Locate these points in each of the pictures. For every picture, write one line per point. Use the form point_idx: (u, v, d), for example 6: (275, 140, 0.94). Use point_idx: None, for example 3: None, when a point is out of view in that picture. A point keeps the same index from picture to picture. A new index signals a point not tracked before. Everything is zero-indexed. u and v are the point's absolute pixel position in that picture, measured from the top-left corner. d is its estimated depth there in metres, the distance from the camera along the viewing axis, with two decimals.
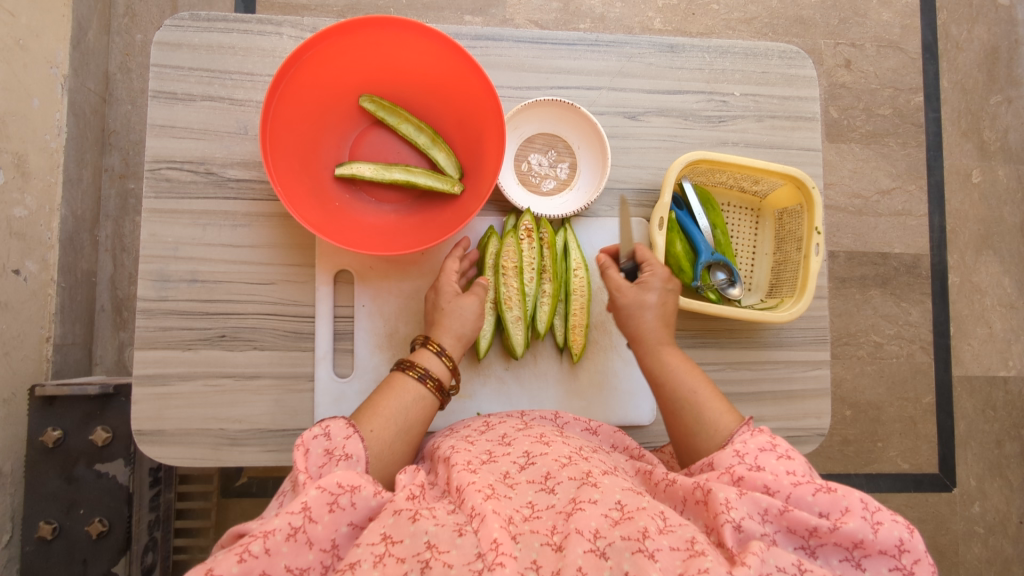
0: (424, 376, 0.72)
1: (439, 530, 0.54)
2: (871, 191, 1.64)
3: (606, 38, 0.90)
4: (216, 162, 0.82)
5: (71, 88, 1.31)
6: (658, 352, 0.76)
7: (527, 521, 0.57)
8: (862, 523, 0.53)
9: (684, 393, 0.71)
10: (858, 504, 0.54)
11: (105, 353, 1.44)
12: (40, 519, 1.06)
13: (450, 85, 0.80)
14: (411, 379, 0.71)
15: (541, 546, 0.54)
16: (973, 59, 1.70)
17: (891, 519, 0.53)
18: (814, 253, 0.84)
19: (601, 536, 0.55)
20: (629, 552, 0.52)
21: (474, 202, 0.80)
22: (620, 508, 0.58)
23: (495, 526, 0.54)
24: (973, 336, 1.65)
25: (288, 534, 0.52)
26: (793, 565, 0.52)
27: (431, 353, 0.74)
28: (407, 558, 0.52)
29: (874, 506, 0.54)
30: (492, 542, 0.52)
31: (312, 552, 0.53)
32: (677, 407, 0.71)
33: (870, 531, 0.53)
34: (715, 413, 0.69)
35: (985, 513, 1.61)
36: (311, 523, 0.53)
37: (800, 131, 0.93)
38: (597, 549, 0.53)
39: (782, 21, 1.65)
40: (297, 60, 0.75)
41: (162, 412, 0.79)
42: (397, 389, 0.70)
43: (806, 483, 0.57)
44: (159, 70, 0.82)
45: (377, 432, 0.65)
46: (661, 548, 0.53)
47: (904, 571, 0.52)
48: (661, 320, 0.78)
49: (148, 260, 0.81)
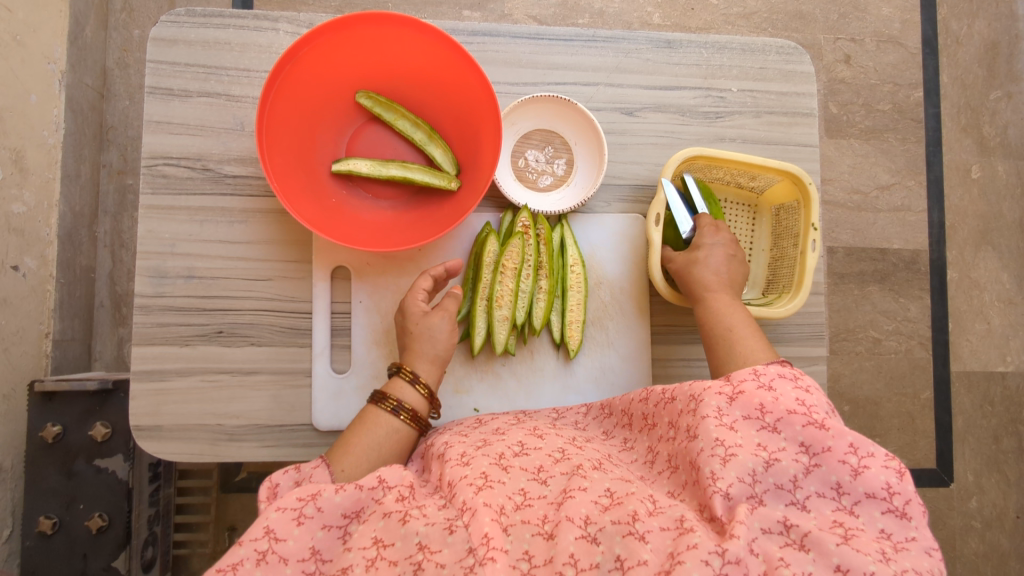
0: (398, 408, 0.72)
1: (430, 530, 0.56)
2: (870, 187, 1.64)
3: (603, 33, 0.89)
4: (213, 159, 0.82)
5: (69, 84, 1.31)
6: (708, 292, 0.80)
7: (519, 510, 0.58)
8: (841, 467, 0.56)
9: (724, 330, 0.76)
10: (845, 448, 0.57)
11: (104, 349, 1.45)
12: (40, 514, 1.06)
13: (447, 80, 0.80)
14: (383, 413, 0.72)
15: (532, 536, 0.56)
16: (974, 54, 1.70)
17: (879, 465, 0.55)
18: (810, 249, 0.84)
19: (592, 522, 0.56)
20: (620, 536, 0.54)
21: (471, 197, 0.79)
22: (610, 494, 0.59)
23: (486, 520, 0.55)
24: (972, 331, 1.65)
25: (257, 561, 0.55)
26: (780, 525, 0.54)
27: (404, 382, 0.74)
28: (400, 560, 0.55)
29: (864, 450, 0.56)
30: (482, 537, 0.53)
31: (290, 565, 0.56)
32: (714, 340, 0.77)
33: (850, 473, 0.56)
34: (754, 353, 0.73)
35: (983, 508, 1.62)
36: (278, 542, 0.57)
37: (798, 127, 0.93)
38: (588, 535, 0.55)
39: (781, 16, 1.64)
40: (294, 55, 0.75)
41: (160, 408, 0.80)
42: (370, 424, 0.71)
43: (800, 414, 0.59)
44: (156, 66, 0.82)
45: (349, 471, 0.67)
46: (651, 530, 0.55)
47: (896, 513, 0.54)
48: (722, 269, 0.80)
49: (145, 256, 0.81)
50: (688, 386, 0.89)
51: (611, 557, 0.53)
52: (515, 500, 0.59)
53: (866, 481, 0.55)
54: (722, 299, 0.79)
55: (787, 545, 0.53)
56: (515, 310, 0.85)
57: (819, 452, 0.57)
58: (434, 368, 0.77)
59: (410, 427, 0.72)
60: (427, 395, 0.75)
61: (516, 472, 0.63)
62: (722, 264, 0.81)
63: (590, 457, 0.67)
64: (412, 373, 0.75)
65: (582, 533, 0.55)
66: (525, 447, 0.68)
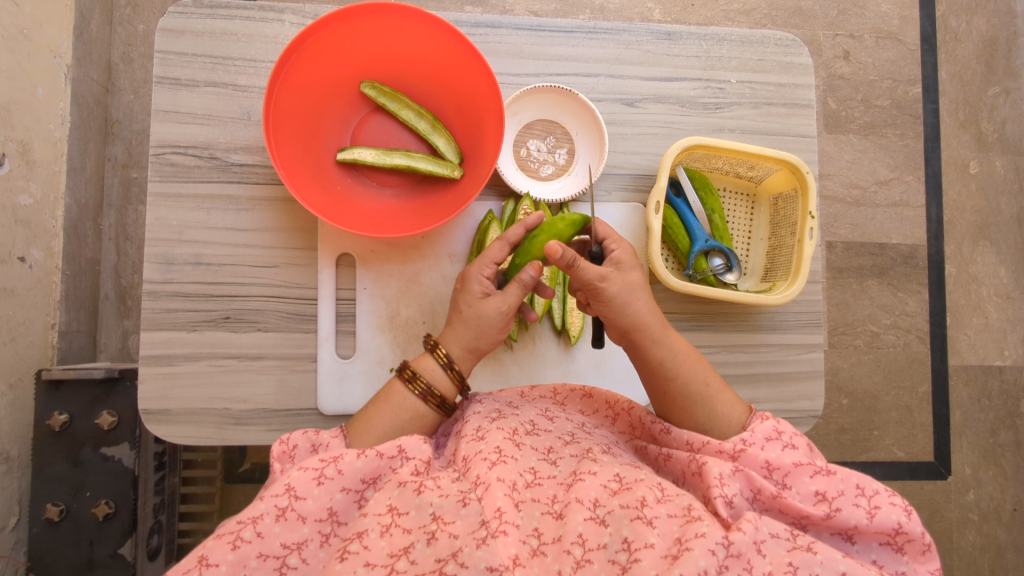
0: (426, 391, 0.72)
1: (444, 501, 0.56)
2: (868, 182, 1.65)
3: (604, 25, 0.91)
4: (220, 147, 0.84)
5: (74, 77, 1.32)
6: (665, 339, 0.73)
7: (530, 489, 0.60)
8: (856, 510, 0.57)
9: (696, 389, 0.71)
10: (853, 490, 0.58)
11: (109, 341, 1.46)
12: (47, 501, 1.08)
13: (450, 71, 0.82)
14: (411, 394, 0.72)
15: (542, 515, 0.57)
16: (971, 50, 1.71)
17: (888, 503, 0.57)
18: (808, 237, 0.85)
19: (601, 505, 0.57)
20: (628, 519, 0.55)
21: (473, 186, 0.81)
22: (619, 480, 0.61)
23: (499, 495, 0.56)
24: (969, 325, 1.66)
25: (277, 516, 0.56)
26: (785, 532, 0.56)
27: (437, 364, 0.74)
28: (413, 529, 0.55)
29: (871, 491, 0.58)
30: (495, 511, 0.55)
31: (306, 525, 0.57)
32: (687, 400, 0.71)
33: (866, 516, 0.57)
34: (729, 400, 0.71)
35: (980, 501, 1.63)
36: (297, 500, 0.57)
37: (796, 118, 0.94)
38: (597, 517, 0.56)
39: (781, 12, 1.66)
40: (300, 44, 0.76)
41: (168, 391, 0.81)
42: (395, 403, 0.72)
43: (806, 464, 0.61)
44: (163, 56, 0.83)
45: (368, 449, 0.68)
46: (659, 516, 0.56)
47: (894, 546, 0.57)
48: (650, 298, 0.74)
49: (153, 243, 0.82)
50: None
51: (618, 538, 0.54)
52: (525, 479, 0.61)
53: (880, 523, 0.56)
54: (677, 339, 0.73)
55: (794, 549, 0.54)
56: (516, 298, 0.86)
57: (834, 497, 0.58)
58: (469, 355, 0.75)
59: (434, 412, 0.72)
60: (457, 381, 0.74)
61: (527, 450, 0.65)
62: (648, 292, 0.75)
63: (597, 441, 0.70)
64: (447, 359, 0.74)
65: (590, 515, 0.56)
66: (536, 426, 0.70)
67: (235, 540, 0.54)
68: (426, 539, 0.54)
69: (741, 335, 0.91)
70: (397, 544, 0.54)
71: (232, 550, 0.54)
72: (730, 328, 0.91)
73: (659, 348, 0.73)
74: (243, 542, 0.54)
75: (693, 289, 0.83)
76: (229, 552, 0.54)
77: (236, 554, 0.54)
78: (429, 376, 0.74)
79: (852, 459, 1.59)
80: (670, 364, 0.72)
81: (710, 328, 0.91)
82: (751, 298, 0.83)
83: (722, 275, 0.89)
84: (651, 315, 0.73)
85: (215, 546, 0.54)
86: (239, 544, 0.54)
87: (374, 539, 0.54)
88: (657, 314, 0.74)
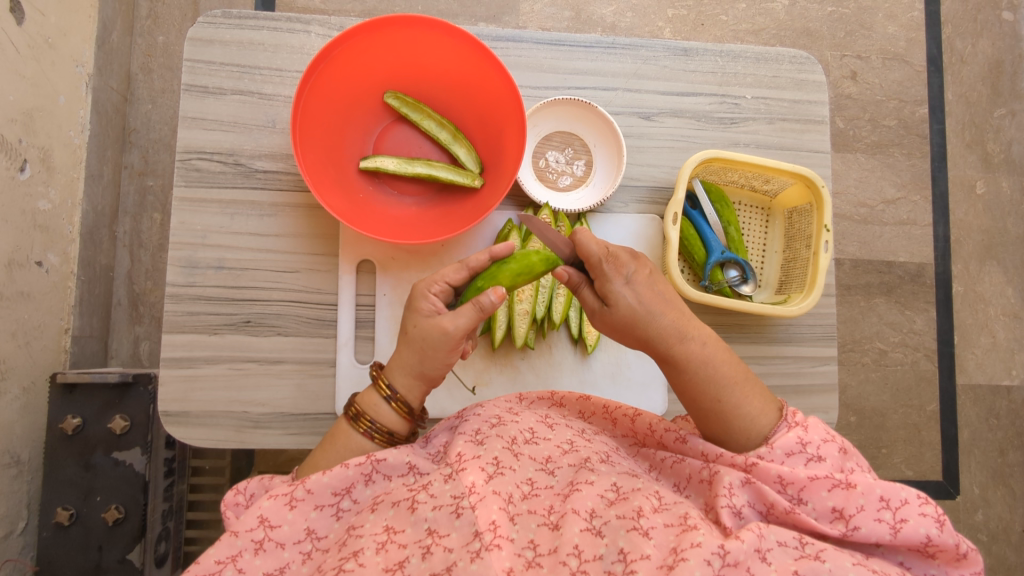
0: (373, 429, 0.69)
1: (438, 515, 0.57)
2: (876, 200, 1.66)
3: (622, 40, 0.92)
4: (245, 154, 0.85)
5: (95, 86, 1.34)
6: (675, 354, 0.69)
7: (526, 500, 0.60)
8: (878, 526, 0.56)
9: (713, 403, 0.68)
10: (876, 503, 0.57)
11: (120, 346, 1.46)
12: (58, 505, 1.07)
13: (472, 82, 0.83)
14: (357, 435, 0.69)
15: (538, 526, 0.58)
16: (978, 72, 1.73)
17: (917, 515, 0.56)
18: (823, 250, 0.86)
19: (597, 515, 0.58)
20: (624, 530, 0.56)
21: (494, 195, 0.82)
22: (615, 489, 0.61)
23: (493, 508, 0.56)
24: (977, 344, 1.67)
25: (255, 549, 0.58)
26: (792, 539, 0.56)
27: (379, 398, 0.69)
28: (409, 544, 0.56)
29: (897, 503, 0.57)
30: (489, 523, 0.55)
31: (288, 549, 0.59)
32: (705, 413, 0.69)
33: (888, 531, 0.56)
34: (750, 410, 0.67)
35: (989, 521, 1.62)
36: (273, 529, 0.59)
37: (810, 133, 0.96)
38: (593, 527, 0.57)
39: (790, 32, 1.68)
40: (328, 54, 0.78)
41: (188, 394, 0.82)
42: (341, 444, 0.69)
43: (824, 478, 0.60)
44: (192, 64, 0.85)
45: None
46: (655, 526, 0.56)
47: (924, 553, 0.57)
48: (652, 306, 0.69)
49: (177, 247, 0.84)
50: None
51: (614, 549, 0.55)
52: (522, 490, 0.61)
53: (906, 537, 0.56)
54: (690, 353, 0.68)
55: (801, 557, 0.54)
56: (536, 305, 0.87)
57: (854, 513, 0.58)
58: (420, 385, 0.70)
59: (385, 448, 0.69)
60: (405, 415, 0.70)
61: (525, 461, 0.65)
62: (655, 302, 0.69)
63: (597, 450, 0.69)
64: (392, 394, 0.69)
65: (587, 525, 0.57)
66: (536, 434, 0.69)
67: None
68: (421, 554, 0.55)
69: (755, 346, 0.92)
70: (392, 558, 0.55)
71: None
72: (744, 339, 0.92)
73: (667, 366, 0.70)
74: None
75: (709, 299, 0.84)
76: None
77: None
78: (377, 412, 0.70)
79: None
80: (681, 381, 0.70)
81: (725, 340, 0.91)
82: (766, 309, 0.84)
83: (737, 286, 0.90)
84: (653, 334, 0.69)
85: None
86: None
87: (369, 556, 0.54)
88: (665, 329, 0.69)
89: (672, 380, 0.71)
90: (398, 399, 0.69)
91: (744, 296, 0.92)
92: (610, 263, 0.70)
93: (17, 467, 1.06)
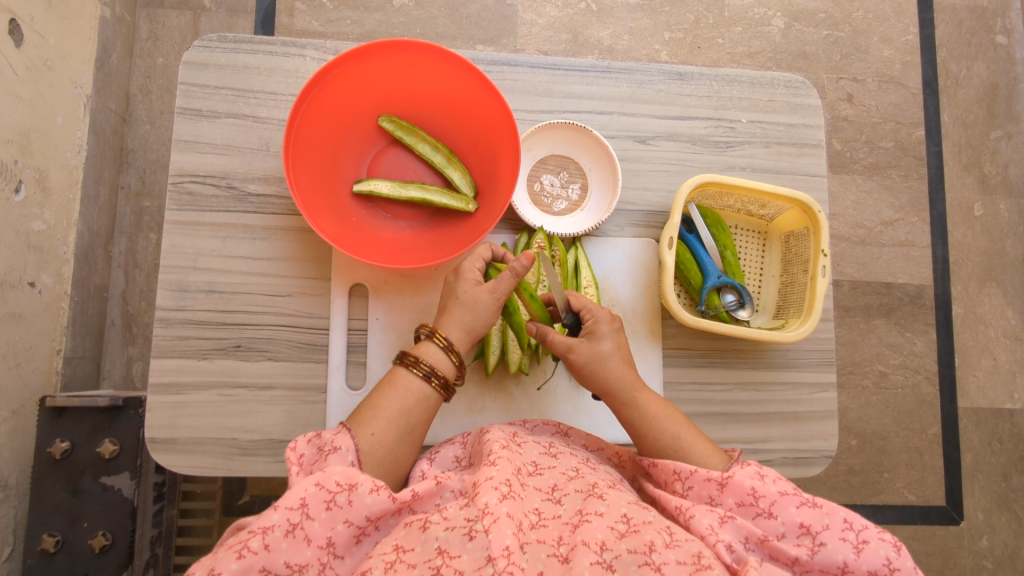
0: (429, 374, 0.71)
1: (449, 536, 0.55)
2: (874, 222, 1.66)
3: (617, 65, 0.92)
4: (238, 177, 0.85)
5: (94, 107, 1.34)
6: (633, 397, 0.76)
7: (534, 529, 0.58)
8: (842, 544, 0.58)
9: (669, 441, 0.73)
10: (841, 523, 0.59)
11: (113, 368, 1.44)
12: (44, 531, 1.04)
13: (467, 107, 0.83)
14: (415, 378, 0.70)
15: (548, 557, 0.55)
16: (973, 95, 1.74)
17: (876, 538, 0.58)
18: (820, 275, 0.85)
19: (607, 548, 0.56)
20: (636, 565, 0.54)
21: (487, 220, 0.82)
22: (626, 520, 0.60)
23: (507, 533, 0.54)
24: (978, 367, 1.65)
25: (286, 531, 0.55)
26: None
27: (438, 348, 0.72)
28: (418, 564, 0.54)
29: (858, 524, 0.59)
30: (503, 548, 0.53)
31: (311, 548, 0.55)
32: (662, 454, 0.72)
33: (853, 550, 0.58)
34: (702, 451, 0.71)
35: (994, 547, 1.59)
36: (308, 520, 0.56)
37: (805, 157, 0.96)
38: (604, 561, 0.55)
39: (786, 55, 1.69)
40: (322, 78, 0.77)
41: (175, 420, 0.81)
42: (400, 386, 0.70)
43: (793, 495, 0.61)
44: (186, 88, 0.84)
45: (378, 435, 0.67)
46: (668, 562, 0.54)
47: None
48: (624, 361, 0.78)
49: (167, 270, 0.83)
50: (699, 409, 0.89)
51: None
52: (530, 519, 0.59)
53: (867, 558, 0.57)
54: (647, 398, 0.76)
55: None
56: None
57: (821, 530, 0.59)
58: (464, 336, 0.74)
59: (439, 393, 0.71)
60: (458, 364, 0.73)
61: (531, 491, 0.63)
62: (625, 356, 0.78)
63: (603, 478, 0.68)
64: (449, 344, 0.72)
65: (598, 559, 0.55)
66: (540, 466, 0.68)
67: (241, 550, 0.53)
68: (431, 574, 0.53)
69: (753, 371, 0.91)
70: None
71: (237, 560, 0.52)
72: (742, 365, 0.91)
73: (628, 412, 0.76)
74: (248, 553, 0.53)
75: (706, 324, 0.83)
76: (233, 562, 0.52)
77: (240, 564, 0.52)
78: (432, 360, 0.72)
79: (861, 502, 1.56)
80: (637, 424, 0.75)
81: (722, 365, 0.90)
82: (764, 335, 0.83)
83: (735, 312, 0.89)
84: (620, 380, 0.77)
85: (222, 555, 0.52)
86: (245, 554, 0.53)
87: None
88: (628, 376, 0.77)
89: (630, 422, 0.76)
90: (453, 347, 0.72)
91: (742, 321, 0.91)
92: (603, 315, 0.78)
93: (5, 492, 1.03)
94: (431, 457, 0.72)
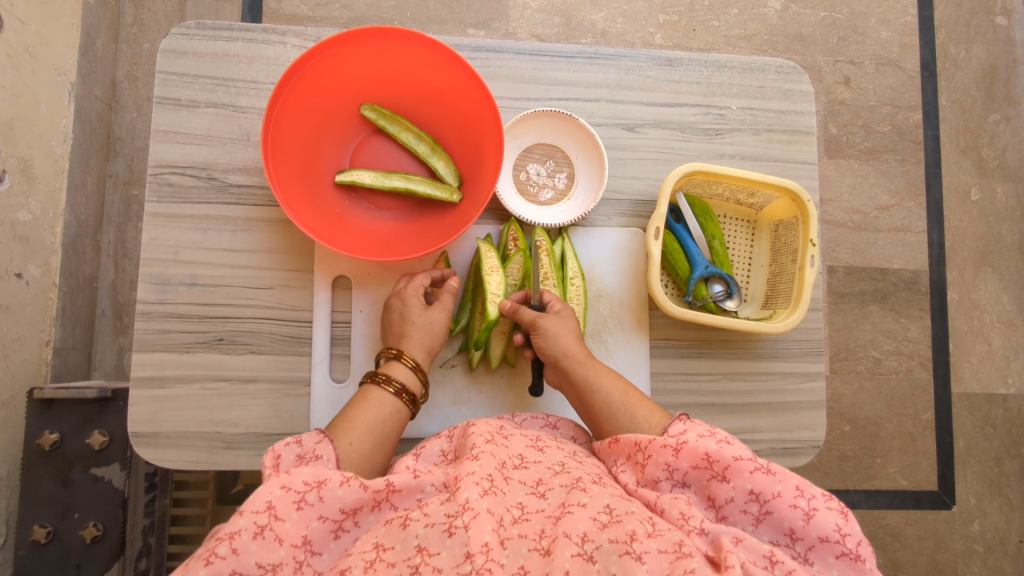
0: (400, 389, 0.74)
1: (429, 533, 0.55)
2: (870, 207, 1.65)
3: (605, 50, 0.91)
4: (218, 168, 0.84)
5: (78, 95, 1.32)
6: (586, 364, 0.78)
7: (516, 524, 0.58)
8: (792, 512, 0.57)
9: (617, 400, 0.74)
10: (793, 491, 0.58)
11: (104, 358, 1.44)
12: (35, 522, 1.03)
13: (450, 94, 0.82)
14: (388, 393, 0.73)
15: (529, 551, 0.55)
16: (972, 77, 1.72)
17: (825, 507, 0.56)
18: (808, 265, 0.84)
19: (589, 539, 0.56)
20: (617, 555, 0.54)
21: (471, 209, 0.81)
22: (609, 511, 0.59)
23: (486, 529, 0.54)
24: (972, 353, 1.64)
25: (255, 534, 0.54)
26: (765, 557, 0.55)
27: (405, 368, 0.76)
28: (397, 562, 0.54)
29: (811, 492, 0.58)
30: (482, 544, 0.52)
31: (284, 547, 0.55)
32: (612, 413, 0.74)
33: (802, 518, 0.56)
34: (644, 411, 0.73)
35: (985, 531, 1.60)
36: (278, 521, 0.55)
37: (796, 145, 0.94)
38: (585, 553, 0.55)
39: (782, 38, 1.67)
40: (301, 66, 0.76)
41: (159, 415, 0.80)
42: (373, 402, 0.72)
43: (747, 461, 0.60)
44: (164, 77, 0.83)
45: (356, 444, 0.67)
46: (648, 551, 0.54)
47: (850, 555, 0.55)
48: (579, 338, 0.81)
49: (148, 264, 0.82)
50: (686, 400, 0.89)
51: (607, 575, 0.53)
52: (512, 514, 0.59)
53: (817, 525, 0.56)
54: (597, 368, 0.78)
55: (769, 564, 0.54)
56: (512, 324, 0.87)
57: (770, 499, 0.58)
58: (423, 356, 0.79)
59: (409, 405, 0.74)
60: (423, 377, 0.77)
61: (515, 485, 0.63)
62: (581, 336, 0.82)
63: (590, 472, 0.67)
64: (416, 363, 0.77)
65: (579, 551, 0.55)
66: (526, 459, 0.68)
67: (209, 556, 0.52)
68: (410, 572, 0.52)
69: (740, 361, 0.90)
70: None
71: (205, 567, 0.52)
72: (729, 355, 0.90)
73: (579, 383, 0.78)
74: (217, 558, 0.52)
75: (691, 315, 0.82)
76: (203, 568, 0.52)
77: (209, 569, 0.51)
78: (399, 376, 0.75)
79: (853, 487, 1.57)
80: (588, 392, 0.77)
81: (709, 356, 0.90)
82: (750, 326, 0.82)
83: (722, 302, 0.88)
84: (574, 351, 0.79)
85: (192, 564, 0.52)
86: (213, 560, 0.52)
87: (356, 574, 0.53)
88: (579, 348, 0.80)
89: (580, 388, 0.77)
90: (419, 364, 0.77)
91: (729, 311, 0.90)
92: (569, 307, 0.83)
93: None
94: (416, 451, 0.71)
